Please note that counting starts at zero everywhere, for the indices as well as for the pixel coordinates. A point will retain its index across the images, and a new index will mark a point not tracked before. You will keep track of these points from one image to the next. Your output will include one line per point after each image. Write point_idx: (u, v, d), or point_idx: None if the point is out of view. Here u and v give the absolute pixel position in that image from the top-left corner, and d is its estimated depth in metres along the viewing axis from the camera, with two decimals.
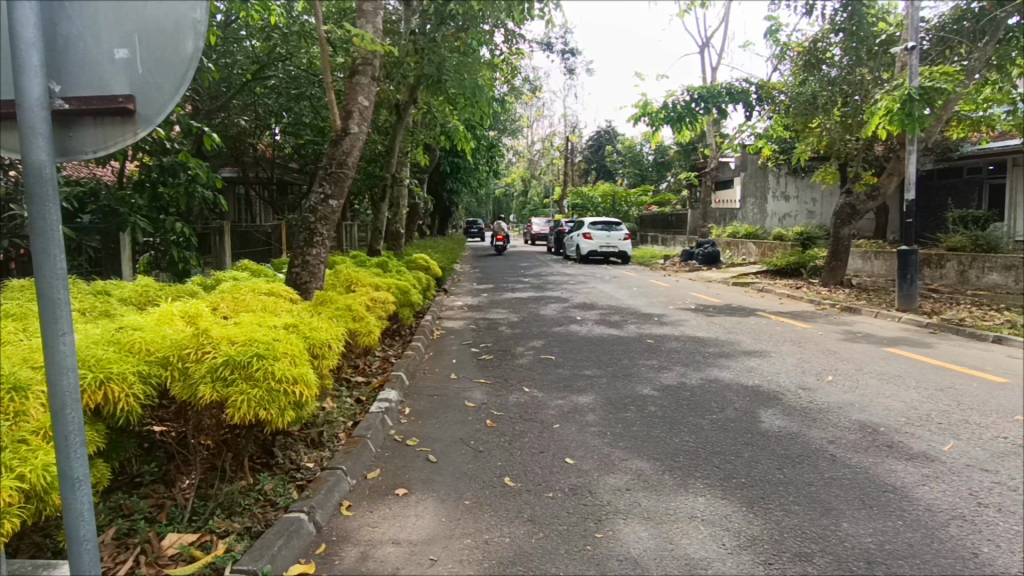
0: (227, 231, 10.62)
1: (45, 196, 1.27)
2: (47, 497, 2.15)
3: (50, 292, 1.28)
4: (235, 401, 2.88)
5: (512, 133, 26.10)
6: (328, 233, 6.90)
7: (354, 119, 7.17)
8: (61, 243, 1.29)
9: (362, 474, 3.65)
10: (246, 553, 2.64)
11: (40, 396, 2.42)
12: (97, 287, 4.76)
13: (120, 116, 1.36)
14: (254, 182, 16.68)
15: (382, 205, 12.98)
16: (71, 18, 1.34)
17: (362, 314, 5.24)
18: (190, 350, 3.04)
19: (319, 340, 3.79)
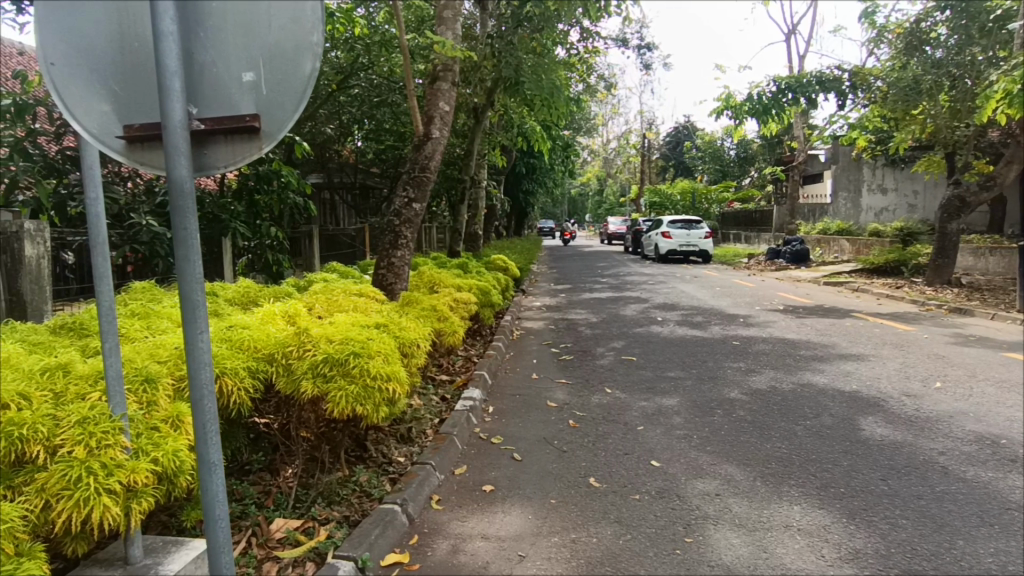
0: (316, 234, 11.18)
1: (185, 209, 1.42)
2: (176, 480, 2.33)
3: (190, 295, 1.42)
4: (335, 397, 3.04)
5: (586, 132, 25.94)
6: (412, 235, 7.14)
7: (436, 124, 7.36)
8: (199, 251, 1.43)
9: (449, 470, 3.77)
10: (346, 540, 2.80)
11: (167, 388, 2.66)
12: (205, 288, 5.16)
13: (247, 132, 1.49)
14: (339, 187, 17.43)
15: (461, 207, 13.23)
16: (205, 46, 1.48)
17: (446, 314, 5.40)
18: (293, 348, 3.25)
19: (408, 340, 3.94)
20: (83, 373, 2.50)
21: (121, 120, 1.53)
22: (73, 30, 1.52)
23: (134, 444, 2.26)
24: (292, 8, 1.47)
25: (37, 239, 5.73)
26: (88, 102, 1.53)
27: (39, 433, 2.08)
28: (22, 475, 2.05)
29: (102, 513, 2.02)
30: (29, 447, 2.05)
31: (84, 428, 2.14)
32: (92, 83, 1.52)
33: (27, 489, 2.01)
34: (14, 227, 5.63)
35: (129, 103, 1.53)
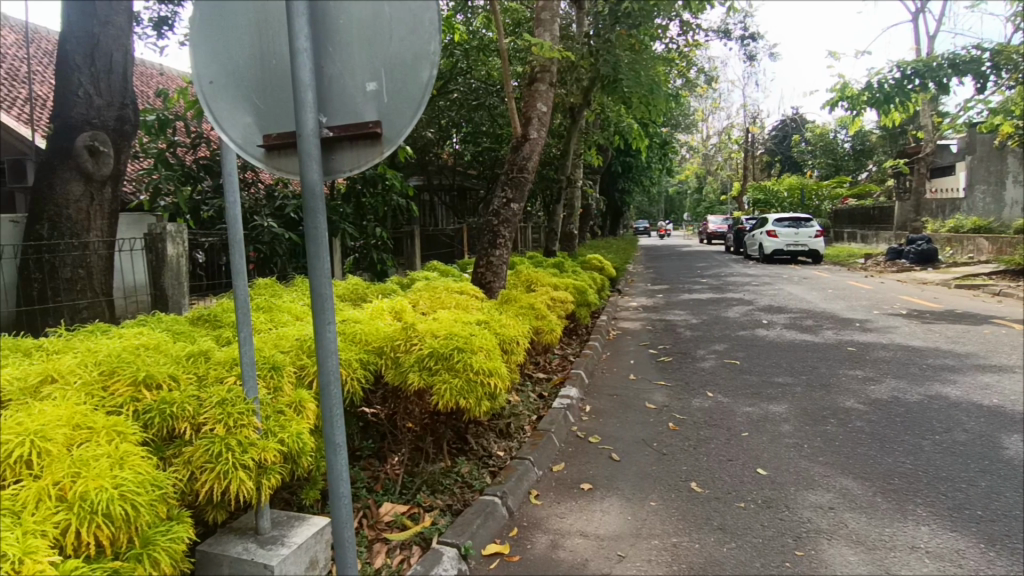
0: (417, 235, 11.61)
1: (316, 210, 1.55)
2: (300, 460, 2.51)
3: (320, 289, 1.54)
4: (440, 389, 3.15)
5: (685, 129, 25.14)
6: (510, 235, 7.25)
7: (533, 125, 7.43)
8: (327, 248, 1.56)
9: (548, 466, 3.82)
10: (450, 528, 2.91)
11: (290, 376, 2.89)
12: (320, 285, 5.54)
13: (370, 138, 1.60)
14: (438, 189, 17.98)
15: (557, 207, 13.24)
16: (334, 61, 1.60)
17: (544, 312, 5.45)
18: (401, 342, 3.41)
19: (509, 337, 4.03)
20: (220, 359, 2.77)
21: (261, 130, 1.69)
22: (224, 52, 1.70)
23: (264, 425, 2.47)
24: (412, 20, 1.56)
25: (178, 240, 6.40)
26: (234, 115, 1.70)
27: (186, 411, 2.33)
28: (172, 448, 2.29)
29: (238, 485, 2.22)
30: (178, 423, 2.30)
31: (224, 408, 2.37)
32: (236, 98, 1.70)
33: (175, 461, 2.24)
34: (159, 229, 6.34)
35: (267, 115, 1.68)
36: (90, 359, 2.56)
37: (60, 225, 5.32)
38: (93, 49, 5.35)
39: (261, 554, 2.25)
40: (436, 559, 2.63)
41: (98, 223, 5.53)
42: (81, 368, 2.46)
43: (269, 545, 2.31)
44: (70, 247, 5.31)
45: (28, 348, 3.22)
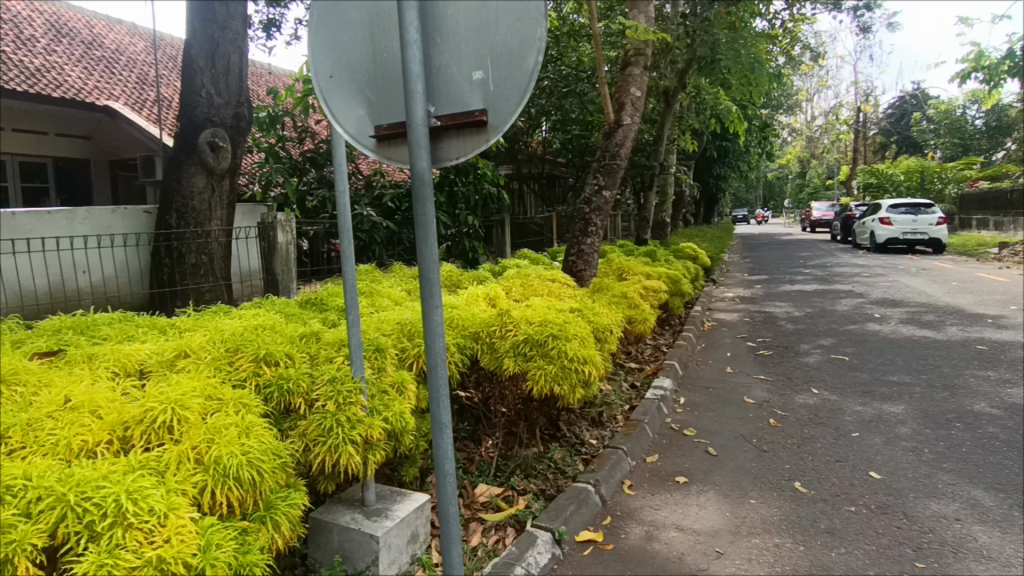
0: (508, 224, 11.72)
1: (425, 196, 1.61)
2: (402, 438, 2.63)
3: (428, 273, 1.60)
4: (535, 375, 3.18)
5: (787, 110, 23.70)
6: (602, 223, 7.15)
7: (627, 110, 7.27)
8: (435, 234, 1.61)
9: (641, 457, 3.77)
10: (543, 512, 2.95)
11: (393, 358, 3.02)
12: (417, 273, 5.76)
13: (477, 126, 1.63)
14: (527, 177, 18.03)
15: (650, 194, 12.89)
16: (442, 51, 1.64)
17: (638, 301, 5.35)
18: (496, 328, 3.47)
19: (602, 325, 4.00)
20: (329, 340, 2.93)
21: (373, 121, 1.77)
22: (339, 47, 1.78)
23: (370, 403, 2.60)
24: (519, 8, 1.57)
25: (287, 228, 6.79)
26: (348, 107, 1.79)
27: (300, 387, 2.48)
28: (288, 421, 2.45)
29: (348, 459, 2.35)
30: (294, 398, 2.46)
31: (335, 386, 2.51)
32: (350, 90, 1.78)
33: (292, 433, 2.40)
34: (271, 218, 6.76)
35: (379, 107, 1.76)
36: (218, 337, 2.79)
37: (186, 214, 5.84)
38: (214, 52, 5.79)
39: (367, 525, 2.37)
40: (530, 542, 2.67)
41: (218, 213, 6.02)
42: (210, 345, 2.68)
43: (374, 516, 2.44)
44: (195, 235, 5.80)
45: (164, 326, 3.55)
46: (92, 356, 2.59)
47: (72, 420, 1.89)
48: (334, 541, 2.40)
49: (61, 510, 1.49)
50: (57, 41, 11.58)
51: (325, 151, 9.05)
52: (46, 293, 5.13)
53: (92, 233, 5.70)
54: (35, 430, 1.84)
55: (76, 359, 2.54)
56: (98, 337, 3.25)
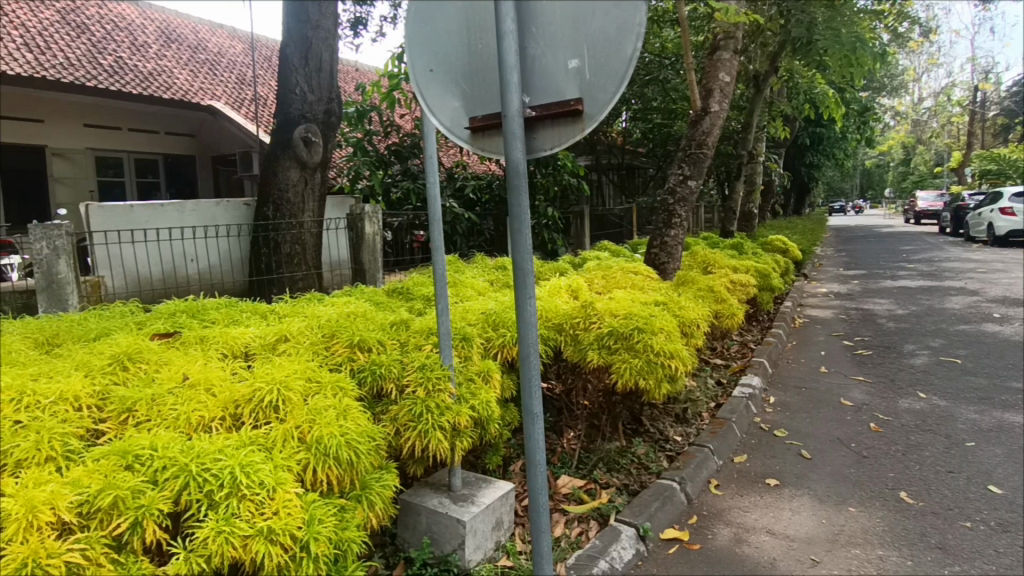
0: (587, 215, 11.62)
1: (519, 186, 1.62)
2: (488, 426, 2.67)
3: (522, 263, 1.61)
4: (620, 368, 3.14)
5: (892, 91, 21.97)
6: (687, 214, 6.93)
7: (715, 96, 6.97)
8: (528, 224, 1.61)
9: (728, 457, 3.64)
10: (627, 507, 2.92)
11: (478, 347, 3.07)
12: (498, 264, 5.82)
13: (571, 115, 1.61)
14: (607, 168, 17.74)
15: (737, 184, 12.34)
16: (536, 41, 1.63)
17: (725, 295, 5.15)
18: (580, 320, 3.45)
19: (688, 319, 3.88)
20: (418, 328, 3.01)
21: (467, 113, 1.79)
22: (436, 41, 1.81)
23: (458, 391, 2.65)
24: None
25: (374, 219, 7.04)
26: (443, 100, 1.82)
27: (392, 372, 2.56)
28: (380, 406, 2.54)
29: (437, 445, 2.40)
30: (386, 383, 2.54)
31: (424, 372, 2.58)
32: (446, 84, 1.81)
33: (384, 418, 2.48)
34: (358, 209, 7.01)
35: (473, 99, 1.77)
36: (315, 323, 2.93)
37: (282, 206, 6.16)
38: (307, 51, 6.06)
39: (454, 510, 2.43)
40: (615, 536, 2.65)
41: (309, 205, 6.31)
42: (308, 331, 2.83)
43: (461, 502, 2.49)
44: (289, 226, 6.12)
45: (264, 312, 3.78)
46: (204, 339, 2.79)
47: (190, 398, 2.05)
48: (422, 523, 2.47)
49: (184, 479, 1.60)
50: (167, 46, 12.50)
51: (409, 144, 9.31)
52: (159, 280, 5.87)
53: (199, 223, 6.25)
54: (159, 405, 2.01)
55: (190, 340, 2.75)
56: (207, 321, 3.51)
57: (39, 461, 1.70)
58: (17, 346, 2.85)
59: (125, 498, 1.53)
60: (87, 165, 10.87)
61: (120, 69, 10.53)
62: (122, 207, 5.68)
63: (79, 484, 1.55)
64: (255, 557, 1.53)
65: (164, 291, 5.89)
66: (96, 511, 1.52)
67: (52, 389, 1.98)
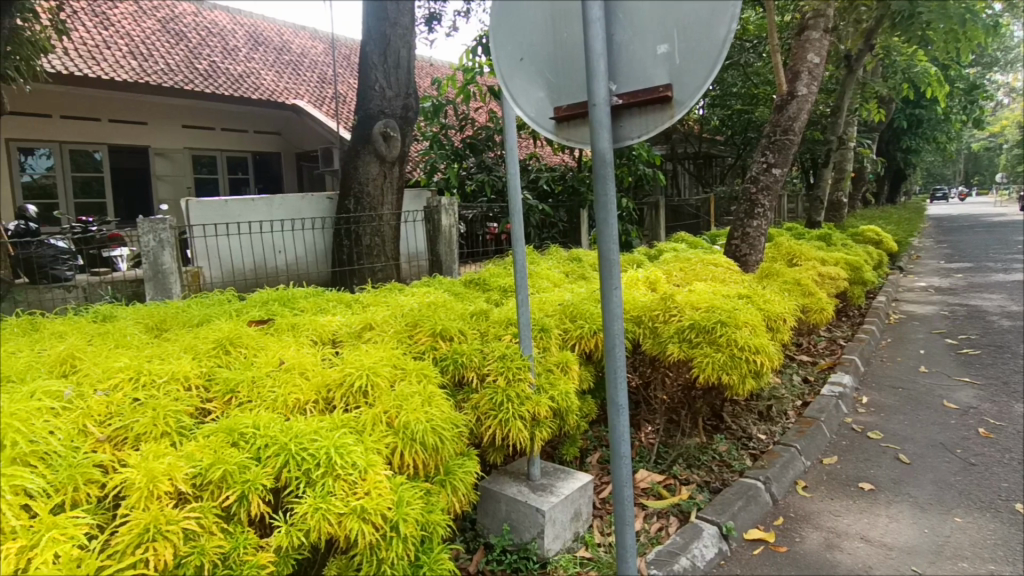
0: (663, 206, 11.35)
1: (606, 176, 1.60)
2: (567, 417, 2.69)
3: (608, 254, 1.59)
4: (702, 363, 3.04)
5: (1005, 66, 20.01)
6: (770, 204, 6.62)
7: (803, 79, 6.58)
8: (615, 214, 1.59)
9: (817, 458, 3.48)
10: (709, 504, 2.85)
11: (556, 338, 3.07)
12: (573, 255, 5.79)
13: (660, 102, 1.57)
14: (683, 158, 17.19)
15: (825, 171, 11.65)
16: (624, 27, 1.60)
17: (813, 289, 4.90)
18: (659, 312, 3.38)
19: (775, 313, 3.72)
20: (497, 319, 3.04)
21: (552, 103, 1.79)
22: (521, 30, 1.81)
23: (537, 381, 2.67)
24: None
25: (451, 211, 7.18)
26: (528, 91, 1.82)
27: (473, 361, 2.60)
28: (462, 393, 2.59)
29: (516, 433, 2.42)
30: (467, 371, 2.59)
31: (505, 362, 2.61)
32: (533, 75, 1.81)
33: (466, 406, 2.52)
34: (436, 202, 7.17)
35: (558, 88, 1.77)
36: (398, 313, 3.02)
37: (362, 200, 6.37)
38: (386, 48, 6.22)
39: (534, 499, 2.45)
40: (696, 533, 2.60)
41: (388, 198, 6.50)
42: (392, 321, 2.92)
43: (540, 491, 2.51)
44: (369, 218, 6.32)
45: (349, 301, 3.93)
46: (295, 326, 2.94)
47: (287, 382, 2.16)
48: (502, 510, 2.51)
49: (285, 457, 1.70)
50: (255, 49, 13.17)
51: (483, 136, 9.40)
52: (251, 270, 6.24)
53: (286, 216, 6.54)
54: (259, 387, 2.14)
55: (283, 328, 2.91)
56: (297, 309, 3.70)
57: (156, 436, 1.84)
58: (131, 331, 3.11)
59: (233, 472, 1.63)
60: (184, 163, 11.64)
61: (214, 73, 11.21)
62: (217, 202, 6.02)
63: (193, 458, 1.66)
64: (350, 534, 1.60)
65: (255, 281, 6.27)
66: (207, 484, 1.62)
67: (165, 370, 2.14)
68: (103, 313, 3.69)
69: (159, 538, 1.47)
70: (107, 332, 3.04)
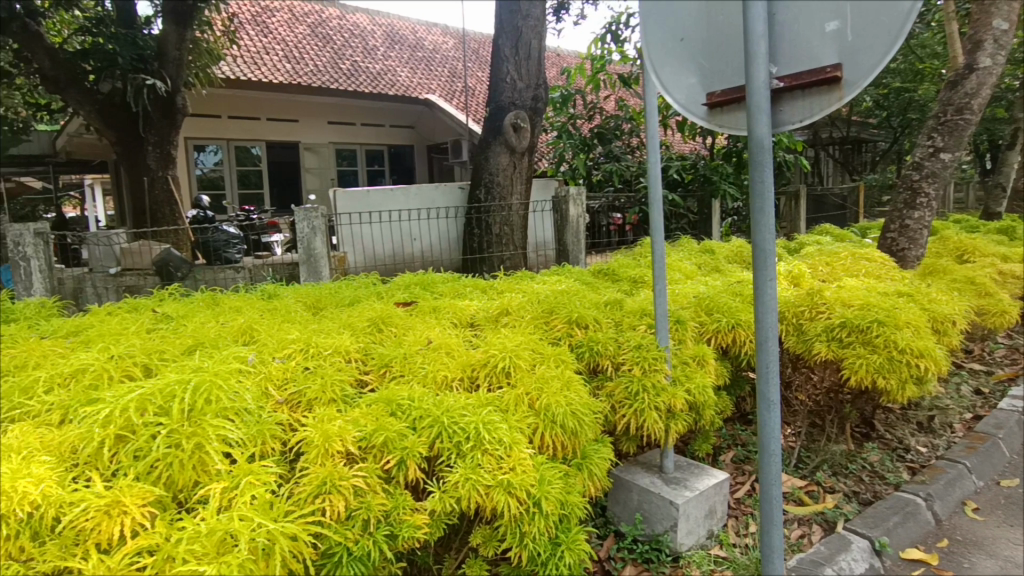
0: (805, 196, 10.54)
1: (763, 162, 1.53)
2: (703, 412, 2.65)
3: (763, 244, 1.54)
4: (853, 364, 2.82)
5: None
6: (937, 192, 5.88)
7: (985, 49, 5.75)
8: (772, 202, 1.52)
9: (991, 479, 3.11)
10: (859, 517, 2.65)
11: (692, 331, 2.98)
12: (705, 247, 5.58)
13: (827, 83, 1.48)
14: (829, 143, 15.78)
15: (1008, 155, 10.14)
16: (787, 5, 1.53)
17: (990, 289, 4.33)
18: (806, 309, 3.18)
19: (942, 314, 3.34)
20: (632, 309, 3.02)
21: (705, 89, 1.75)
22: (672, 14, 1.77)
23: (673, 373, 2.63)
24: None
25: (578, 201, 7.14)
26: (679, 77, 1.79)
27: (609, 350, 2.62)
28: (596, 381, 2.61)
29: (651, 424, 2.40)
30: (602, 359, 2.61)
31: (640, 352, 2.59)
32: (686, 60, 1.77)
33: (601, 394, 2.55)
34: (563, 192, 7.17)
35: (712, 73, 1.72)
36: (534, 299, 3.10)
37: (493, 189, 6.55)
38: (517, 40, 6.32)
39: (667, 491, 2.42)
40: (843, 546, 2.43)
41: (517, 188, 6.64)
42: (528, 307, 3.00)
43: (674, 485, 2.48)
44: (499, 208, 6.50)
45: (484, 287, 4.09)
46: (437, 309, 3.12)
47: (435, 360, 2.31)
48: (633, 500, 2.51)
49: (438, 429, 1.83)
50: (393, 48, 13.96)
51: (612, 125, 9.26)
52: (391, 256, 6.69)
53: (421, 205, 6.91)
54: (411, 363, 2.31)
55: (426, 310, 3.10)
56: (436, 293, 3.91)
57: (326, 401, 2.05)
58: (295, 308, 3.47)
59: (393, 439, 1.78)
60: (329, 157, 12.64)
61: (356, 72, 12.05)
62: (361, 192, 6.51)
63: (359, 424, 1.84)
64: (498, 505, 1.69)
65: (394, 266, 6.71)
66: (371, 447, 1.79)
67: (330, 344, 2.37)
68: (270, 292, 4.15)
69: (334, 491, 1.64)
70: (276, 309, 3.43)
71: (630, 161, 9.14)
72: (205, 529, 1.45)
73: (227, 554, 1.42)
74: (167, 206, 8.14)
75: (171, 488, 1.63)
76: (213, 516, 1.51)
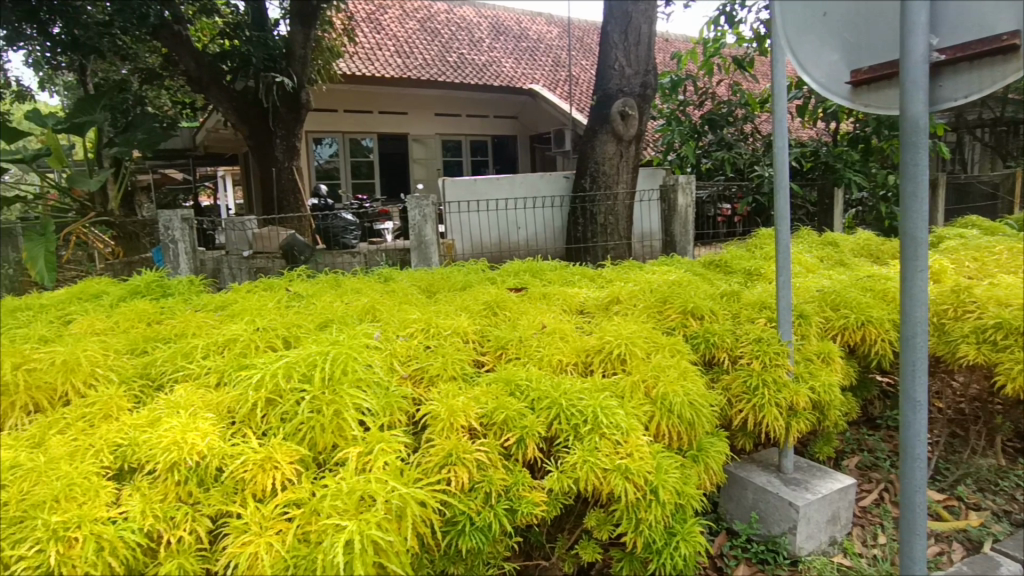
0: (946, 185, 9.54)
1: (918, 144, 1.41)
2: (828, 412, 2.51)
3: (914, 232, 1.42)
4: (1009, 369, 2.54)
5: None
6: None
7: None
8: (928, 187, 1.41)
9: None
10: (1010, 537, 2.42)
11: (817, 327, 2.82)
12: (828, 239, 5.21)
13: (1002, 53, 1.35)
14: (976, 126, 14.13)
15: None
16: None
17: None
18: (950, 307, 2.90)
19: None
20: (750, 302, 2.90)
21: (849, 66, 1.63)
22: None
23: (796, 369, 2.51)
24: None
25: (687, 190, 6.89)
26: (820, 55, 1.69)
27: (726, 342, 2.54)
28: (712, 373, 2.54)
29: (771, 421, 2.30)
30: (719, 351, 2.53)
31: (760, 345, 2.49)
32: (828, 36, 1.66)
33: (717, 387, 2.48)
34: (672, 180, 6.96)
35: (858, 48, 1.61)
36: (646, 289, 3.05)
37: (598, 178, 6.47)
38: (627, 25, 6.20)
39: (786, 492, 2.33)
40: (992, 566, 2.21)
41: (624, 176, 6.52)
42: (639, 296, 2.96)
43: (794, 486, 2.37)
44: (604, 197, 6.43)
45: (592, 276, 4.09)
46: (547, 296, 3.15)
47: (549, 344, 2.35)
48: (748, 498, 2.43)
49: (556, 411, 1.88)
50: (498, 39, 14.13)
51: (725, 111, 8.84)
52: (497, 244, 6.86)
53: (527, 194, 6.99)
54: (526, 347, 2.36)
55: (535, 295, 3.15)
56: (545, 280, 3.95)
57: (447, 377, 2.16)
58: (411, 291, 3.65)
59: (513, 418, 1.85)
60: (436, 148, 13.03)
61: (463, 64, 12.34)
62: (468, 181, 6.70)
63: (480, 401, 1.92)
64: (615, 488, 1.71)
65: (500, 253, 6.86)
66: (492, 424, 1.86)
67: (449, 324, 2.48)
68: (385, 275, 4.37)
69: (459, 462, 1.72)
70: (393, 291, 3.62)
71: (744, 149, 8.70)
72: (346, 487, 1.59)
73: (366, 512, 1.54)
74: (291, 193, 8.84)
75: (314, 449, 1.78)
76: (352, 476, 1.64)
